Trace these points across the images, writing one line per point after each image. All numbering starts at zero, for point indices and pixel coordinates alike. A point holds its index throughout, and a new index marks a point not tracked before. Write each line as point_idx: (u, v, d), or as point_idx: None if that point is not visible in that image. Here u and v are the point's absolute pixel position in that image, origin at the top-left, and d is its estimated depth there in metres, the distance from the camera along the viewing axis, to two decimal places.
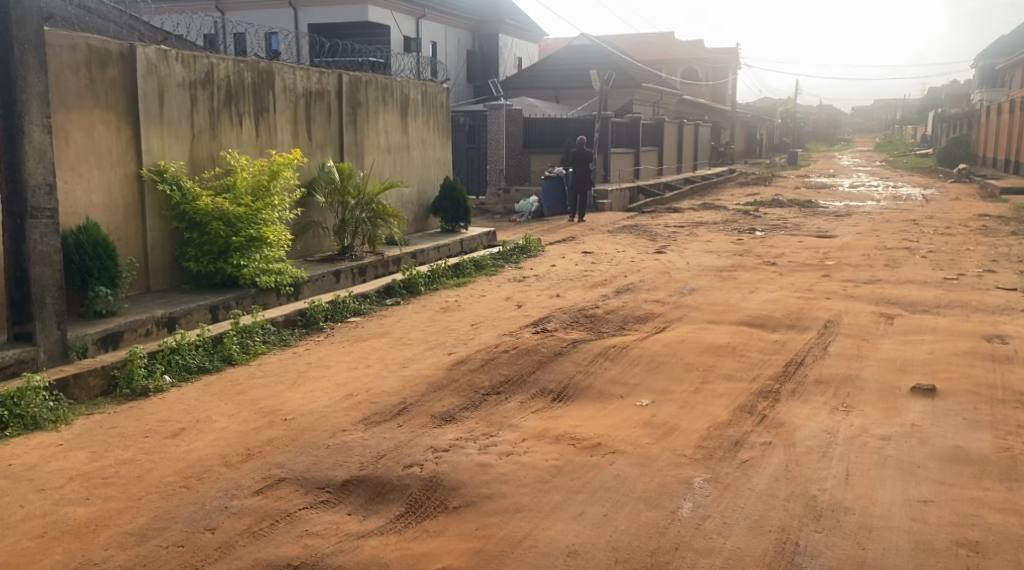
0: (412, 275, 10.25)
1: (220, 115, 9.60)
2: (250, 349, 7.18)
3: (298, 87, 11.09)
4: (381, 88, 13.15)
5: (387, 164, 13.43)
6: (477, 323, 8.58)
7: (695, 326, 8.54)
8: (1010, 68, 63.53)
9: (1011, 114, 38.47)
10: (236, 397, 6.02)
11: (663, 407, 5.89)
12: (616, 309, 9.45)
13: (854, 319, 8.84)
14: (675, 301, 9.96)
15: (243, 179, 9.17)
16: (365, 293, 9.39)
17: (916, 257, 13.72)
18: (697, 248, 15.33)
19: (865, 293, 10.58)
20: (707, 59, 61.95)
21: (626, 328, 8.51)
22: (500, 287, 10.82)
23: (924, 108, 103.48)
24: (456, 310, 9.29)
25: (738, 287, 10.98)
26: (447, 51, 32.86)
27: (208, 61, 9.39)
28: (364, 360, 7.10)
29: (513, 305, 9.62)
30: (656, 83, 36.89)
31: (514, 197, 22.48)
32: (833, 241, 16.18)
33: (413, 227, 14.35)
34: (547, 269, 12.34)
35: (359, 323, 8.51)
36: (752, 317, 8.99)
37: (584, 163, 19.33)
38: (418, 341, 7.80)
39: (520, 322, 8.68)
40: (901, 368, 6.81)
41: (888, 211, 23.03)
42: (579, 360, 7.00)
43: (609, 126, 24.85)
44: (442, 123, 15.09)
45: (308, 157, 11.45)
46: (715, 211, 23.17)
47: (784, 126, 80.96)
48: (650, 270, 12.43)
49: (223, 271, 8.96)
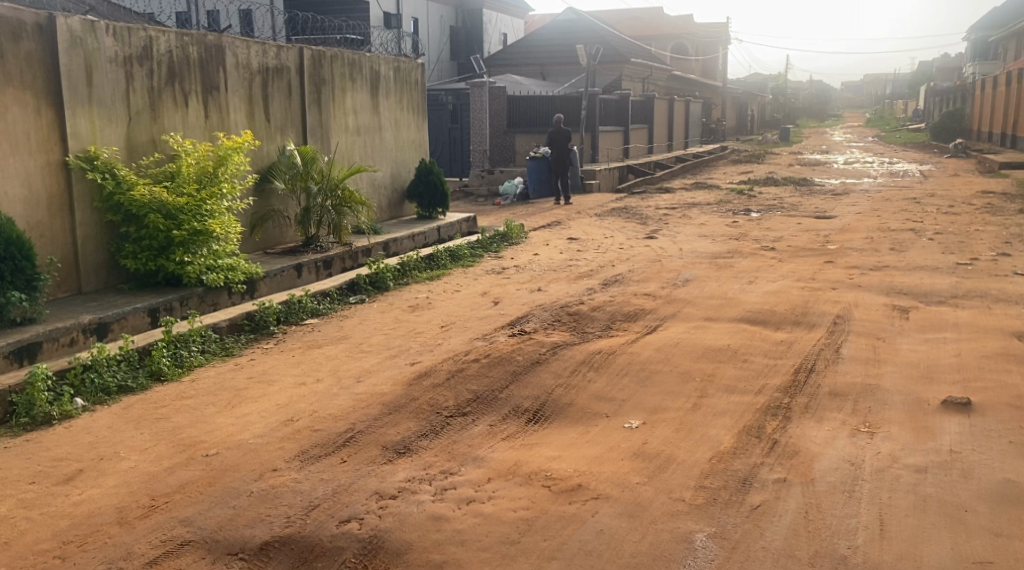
0: (379, 269, 9.36)
1: (161, 94, 8.68)
2: (182, 362, 6.29)
3: (253, 63, 10.15)
4: (348, 64, 12.20)
5: (357, 147, 12.50)
6: (448, 324, 7.71)
7: (690, 325, 7.68)
8: (1003, 40, 62.59)
9: (1006, 88, 37.58)
10: (156, 424, 5.15)
11: (655, 431, 5.03)
12: (602, 305, 8.58)
13: (866, 313, 7.97)
14: (668, 295, 9.10)
15: (186, 165, 8.26)
16: (326, 291, 8.51)
17: (922, 239, 12.87)
18: (689, 232, 14.46)
19: (875, 281, 9.73)
20: (696, 33, 60.86)
21: (614, 329, 7.64)
22: (477, 281, 9.94)
23: (915, 81, 102.63)
24: (426, 309, 8.40)
25: (735, 277, 10.11)
26: (429, 28, 31.82)
27: (146, 34, 8.46)
28: (314, 373, 6.22)
29: (489, 302, 8.74)
30: (645, 58, 35.88)
31: (498, 178, 21.61)
32: (833, 223, 15.33)
33: (387, 213, 13.44)
34: (529, 259, 11.48)
35: (316, 327, 7.63)
36: (753, 312, 8.14)
37: (564, 144, 18.63)
38: (379, 348, 6.92)
39: (495, 323, 7.79)
40: (928, 375, 5.95)
41: (887, 189, 22.18)
42: (560, 370, 6.13)
43: (597, 103, 23.92)
44: (417, 101, 14.14)
45: (267, 140, 10.53)
46: (707, 191, 22.29)
47: (775, 102, 79.98)
48: (641, 258, 11.57)
49: (165, 269, 8.06)
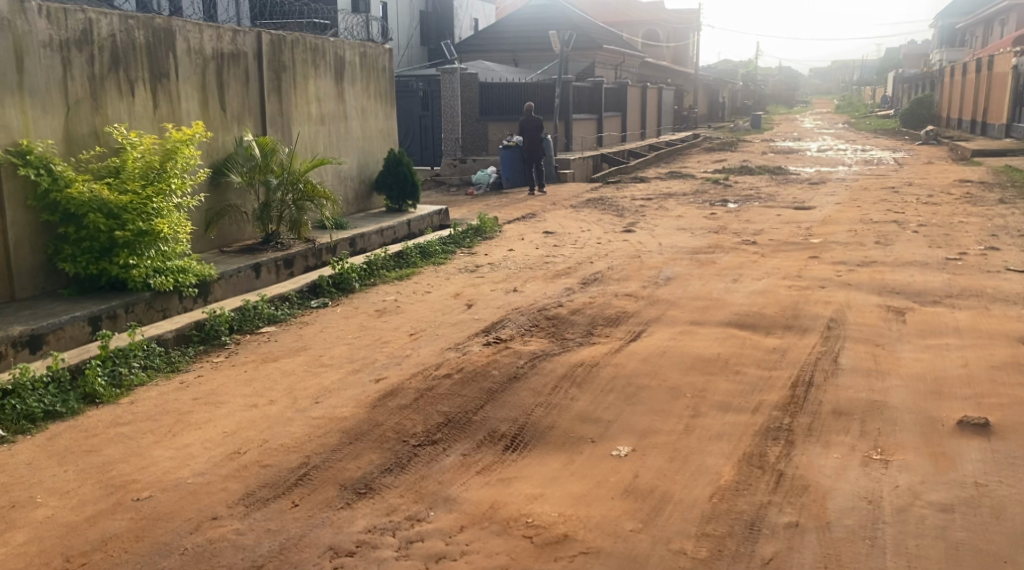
0: (344, 270, 8.78)
1: (104, 82, 8.03)
2: (121, 381, 5.70)
3: (206, 48, 9.50)
4: (311, 49, 11.53)
5: (321, 137, 11.86)
6: (417, 332, 7.16)
7: (676, 331, 7.18)
8: (971, 26, 62.78)
9: (976, 74, 37.44)
10: (84, 459, 4.56)
11: (646, 459, 4.53)
12: (582, 308, 8.07)
13: (862, 316, 7.51)
14: (650, 295, 8.62)
15: (131, 159, 7.61)
16: (285, 294, 7.94)
17: (907, 232, 12.48)
18: (668, 224, 13.98)
19: (864, 278, 9.29)
20: (667, 19, 60.44)
21: (596, 336, 7.13)
22: (448, 280, 9.39)
23: (884, 67, 103.05)
24: (393, 313, 7.84)
25: (719, 275, 9.63)
26: (398, 12, 31.11)
27: (85, 15, 7.81)
28: (268, 394, 5.66)
29: (461, 305, 8.19)
30: (617, 44, 35.35)
31: (470, 167, 21.03)
32: (813, 214, 14.92)
33: (354, 206, 12.82)
34: (503, 255, 10.94)
35: (273, 336, 7.04)
36: (741, 315, 7.65)
37: (537, 132, 18.09)
38: (341, 361, 6.35)
39: (467, 329, 7.25)
40: (938, 389, 5.50)
41: (863, 178, 21.84)
42: (539, 386, 5.62)
43: (571, 89, 23.35)
44: (385, 88, 13.48)
45: (223, 130, 9.88)
46: (683, 180, 21.85)
47: (746, 89, 79.88)
48: (619, 254, 11.06)
49: (108, 273, 7.43)
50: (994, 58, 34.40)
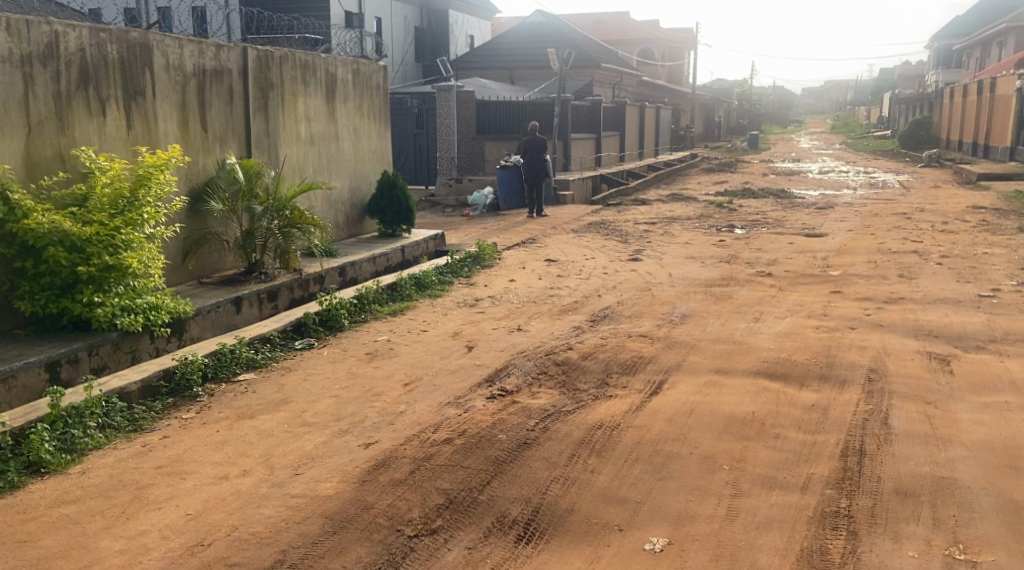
0: (332, 306, 8.07)
1: (71, 100, 7.48)
2: (73, 446, 5.01)
3: (186, 65, 8.92)
4: (301, 66, 10.88)
5: (310, 158, 11.18)
6: (412, 380, 6.45)
7: (700, 382, 6.48)
8: (967, 49, 62.61)
9: (976, 98, 37.02)
10: (16, 556, 3.92)
11: (686, 559, 3.87)
12: (593, 351, 7.37)
13: (904, 366, 6.80)
14: (665, 335, 7.93)
15: (99, 187, 6.96)
16: (266, 335, 7.21)
17: (929, 264, 11.81)
18: (675, 252, 13.30)
19: (896, 318, 8.60)
20: (663, 40, 60.25)
21: (611, 387, 6.42)
22: (446, 317, 8.67)
23: (879, 87, 103.05)
24: (385, 357, 7.10)
25: (738, 312, 8.94)
26: (393, 28, 30.68)
27: (51, 28, 7.28)
28: (242, 461, 4.95)
29: (461, 347, 7.46)
30: (615, 63, 34.83)
31: (466, 187, 20.41)
32: (826, 242, 14.26)
33: (345, 231, 12.12)
34: (504, 287, 10.25)
35: (251, 386, 6.32)
36: (770, 362, 6.95)
37: (538, 153, 17.48)
38: (326, 418, 5.62)
39: (469, 378, 6.54)
40: (1013, 462, 4.80)
41: (870, 202, 21.21)
42: (552, 454, 4.90)
43: (570, 108, 22.75)
44: (378, 107, 12.82)
45: (204, 152, 9.23)
46: (685, 203, 21.21)
47: (741, 108, 79.50)
48: (628, 286, 10.39)
49: (69, 312, 6.75)
50: (996, 80, 33.93)
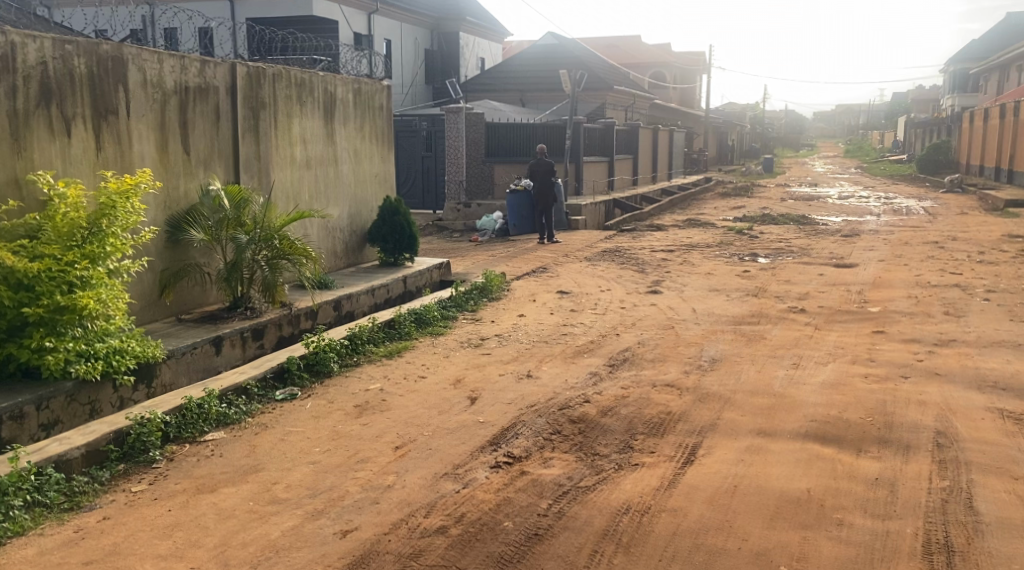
0: (321, 349, 7.21)
1: (30, 118, 6.69)
2: None
3: (166, 82, 8.13)
4: (297, 84, 10.09)
5: (306, 183, 10.37)
6: (407, 442, 5.57)
7: (739, 448, 5.57)
8: (984, 73, 61.74)
9: (999, 121, 36.05)
10: None
11: None
12: (614, 403, 6.47)
13: (975, 428, 5.88)
14: (694, 384, 7.04)
15: (59, 216, 6.16)
16: (242, 386, 6.33)
17: (975, 300, 10.88)
18: (698, 284, 12.40)
19: (953, 366, 7.68)
20: (675, 64, 59.69)
21: (636, 452, 5.52)
22: (448, 359, 7.79)
23: (895, 110, 102.00)
24: (376, 412, 6.21)
25: (774, 356, 8.02)
26: (402, 49, 30.11)
27: (6, 38, 6.50)
28: (192, 553, 4.11)
29: (463, 398, 6.55)
30: (629, 85, 34.12)
31: (475, 212, 19.63)
32: (859, 273, 13.34)
33: (343, 260, 11.30)
34: (513, 324, 9.36)
35: (218, 450, 5.46)
36: (818, 422, 6.03)
37: (548, 177, 16.65)
38: (301, 493, 4.76)
39: (471, 438, 5.65)
40: None
41: (899, 230, 20.27)
42: (568, 553, 4.04)
43: (582, 130, 21.96)
44: (381, 129, 12.02)
45: (186, 176, 8.43)
46: (703, 229, 20.33)
47: (755, 131, 78.58)
48: (649, 323, 9.50)
49: (16, 359, 5.93)
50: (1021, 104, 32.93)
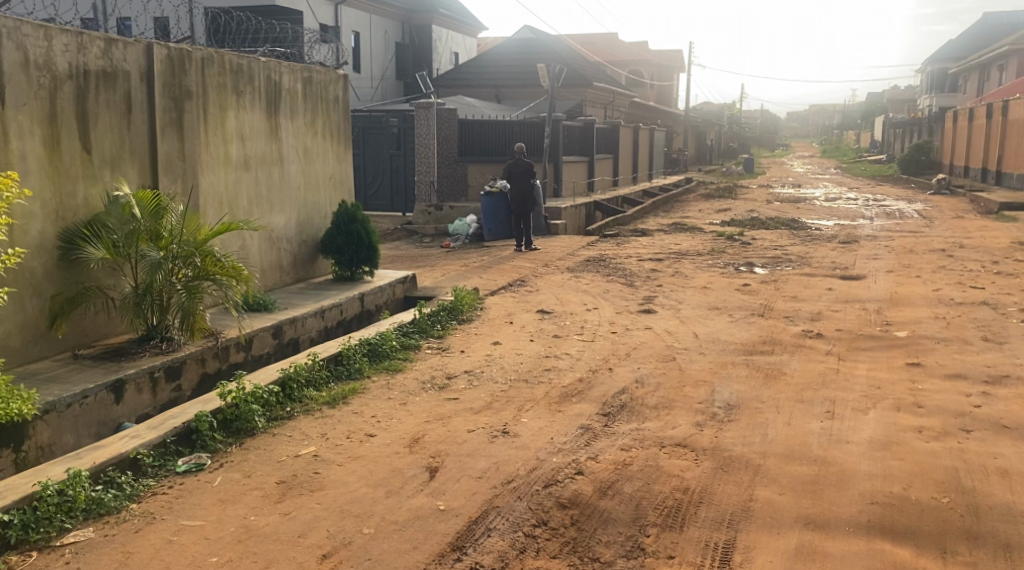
0: (243, 402, 5.69)
1: None
2: None
3: (58, 63, 6.60)
4: (233, 71, 8.57)
5: (242, 188, 8.85)
6: (340, 548, 4.13)
7: (784, 551, 4.19)
8: (962, 72, 61.00)
9: (985, 122, 34.97)
10: None
11: None
12: (616, 475, 5.03)
13: None
14: (712, 442, 5.62)
15: None
16: (128, 459, 4.86)
17: (1012, 322, 9.56)
18: (695, 301, 11.00)
19: (1019, 413, 6.33)
20: (652, 62, 58.38)
21: (649, 561, 4.12)
22: (406, 407, 6.30)
23: (870, 110, 101.61)
24: (305, 492, 4.74)
25: (802, 400, 6.63)
26: (371, 42, 28.53)
27: None
28: None
29: (422, 468, 5.08)
30: (607, 81, 32.76)
31: (447, 215, 18.15)
32: (871, 288, 12.00)
33: (290, 274, 9.81)
34: (486, 356, 7.87)
35: (78, 561, 4.04)
36: (880, 505, 4.64)
37: (525, 178, 15.18)
38: None
39: (430, 539, 4.23)
40: None
41: (898, 235, 19.02)
42: None
43: (561, 128, 20.49)
44: (335, 124, 10.50)
45: (86, 181, 6.90)
46: (690, 234, 18.95)
47: (731, 131, 77.63)
48: (646, 353, 8.09)
49: None
50: (1009, 103, 31.89)
